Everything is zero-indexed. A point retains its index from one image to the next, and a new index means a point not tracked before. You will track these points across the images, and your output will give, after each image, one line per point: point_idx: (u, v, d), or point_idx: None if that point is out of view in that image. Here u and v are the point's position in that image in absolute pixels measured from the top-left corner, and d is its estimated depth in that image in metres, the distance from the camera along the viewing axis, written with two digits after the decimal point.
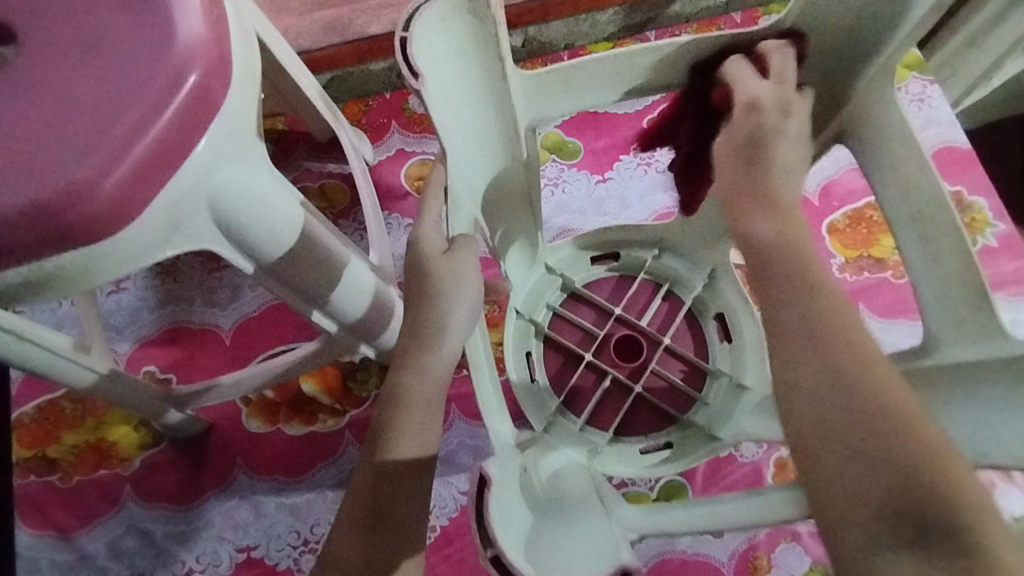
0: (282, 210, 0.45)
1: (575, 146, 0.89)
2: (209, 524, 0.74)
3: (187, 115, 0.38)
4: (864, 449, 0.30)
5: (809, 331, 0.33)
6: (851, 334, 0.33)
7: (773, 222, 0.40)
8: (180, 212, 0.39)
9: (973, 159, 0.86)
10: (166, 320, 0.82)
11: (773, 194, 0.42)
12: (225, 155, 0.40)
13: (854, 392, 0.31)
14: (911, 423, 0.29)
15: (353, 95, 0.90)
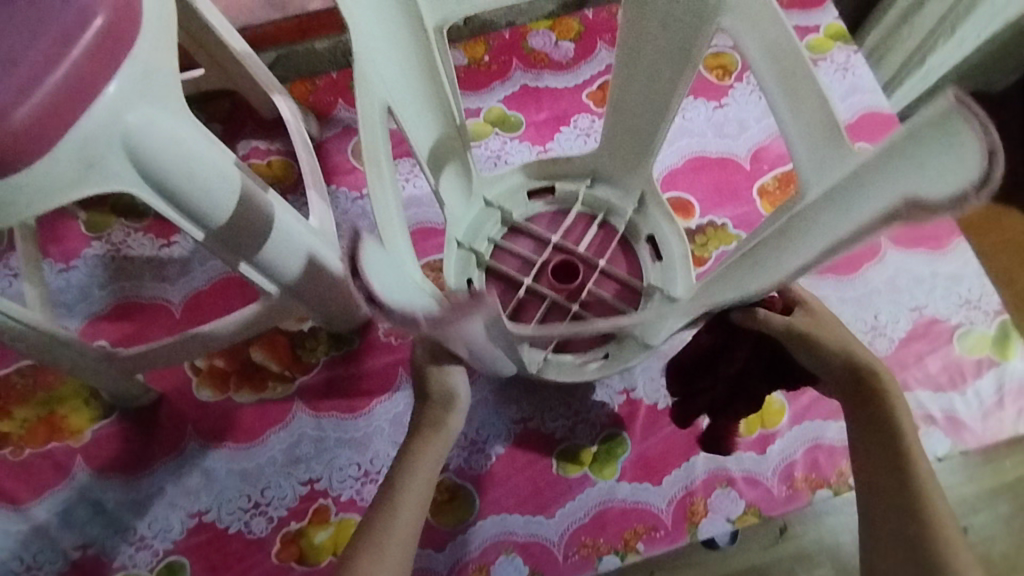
0: (198, 155, 0.49)
1: (517, 119, 0.92)
2: (160, 491, 0.75)
3: (94, 52, 0.43)
4: (891, 505, 0.54)
5: (867, 410, 0.59)
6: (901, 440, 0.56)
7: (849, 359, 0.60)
8: (94, 148, 0.44)
9: (895, 124, 0.90)
10: (116, 295, 0.83)
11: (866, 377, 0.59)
12: (136, 96, 0.45)
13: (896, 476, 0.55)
14: (915, 503, 0.53)
15: (300, 76, 0.92)
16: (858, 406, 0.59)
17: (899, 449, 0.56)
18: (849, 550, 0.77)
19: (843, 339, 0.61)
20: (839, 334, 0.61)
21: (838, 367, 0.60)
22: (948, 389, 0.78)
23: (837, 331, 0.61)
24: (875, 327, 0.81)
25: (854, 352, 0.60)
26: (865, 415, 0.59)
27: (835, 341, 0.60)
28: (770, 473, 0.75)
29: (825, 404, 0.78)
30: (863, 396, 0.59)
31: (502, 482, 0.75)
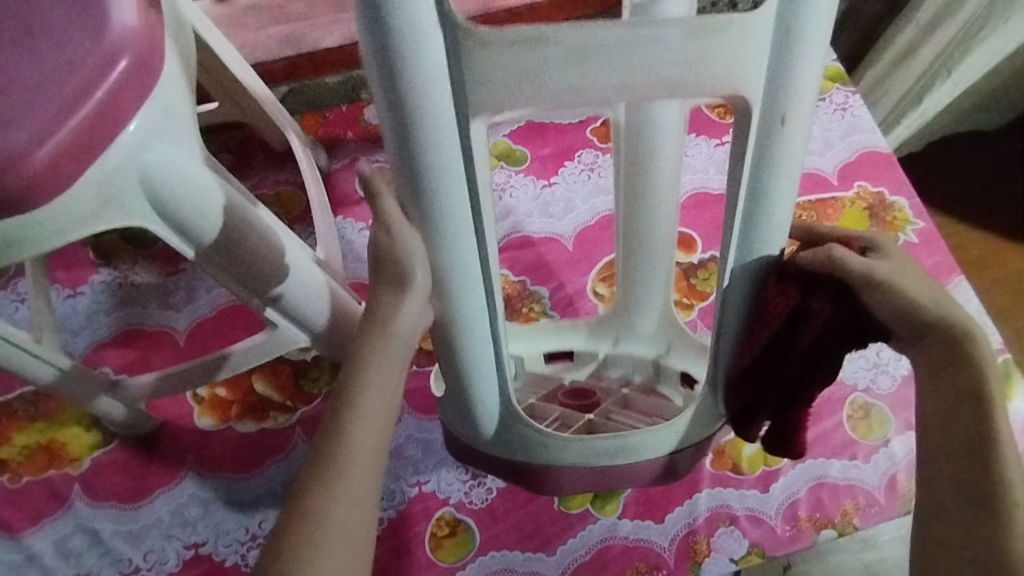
0: (211, 190, 0.50)
1: (522, 154, 0.94)
2: (157, 522, 0.74)
3: (116, 92, 0.45)
4: (972, 501, 0.50)
5: (954, 376, 0.53)
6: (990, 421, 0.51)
7: (939, 307, 0.54)
8: (113, 183, 0.46)
9: (893, 163, 0.91)
10: (121, 322, 0.83)
11: (960, 334, 0.53)
12: (155, 133, 0.47)
13: (978, 466, 0.50)
14: (999, 498, 0.49)
15: (310, 109, 0.95)
16: (949, 364, 0.53)
17: (983, 418, 0.51)
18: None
19: (931, 291, 0.55)
20: (925, 286, 0.55)
21: (928, 327, 0.53)
22: None
23: (922, 282, 0.55)
24: (877, 364, 0.81)
25: (943, 306, 0.54)
26: (954, 382, 0.52)
27: (924, 297, 0.54)
28: (773, 512, 0.74)
29: (828, 442, 0.77)
30: (952, 355, 0.53)
31: (502, 518, 0.74)
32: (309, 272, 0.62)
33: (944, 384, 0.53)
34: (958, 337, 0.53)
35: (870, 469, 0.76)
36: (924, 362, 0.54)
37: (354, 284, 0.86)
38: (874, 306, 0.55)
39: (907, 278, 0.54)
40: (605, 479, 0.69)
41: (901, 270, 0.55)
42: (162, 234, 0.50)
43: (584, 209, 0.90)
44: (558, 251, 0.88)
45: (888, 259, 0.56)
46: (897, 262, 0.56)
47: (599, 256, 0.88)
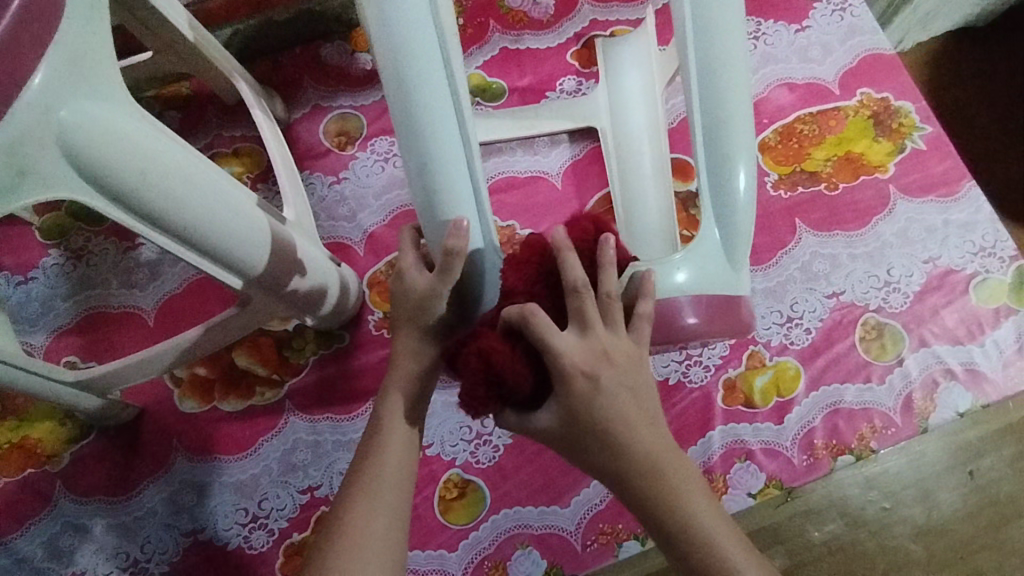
0: (149, 148, 0.44)
1: (499, 86, 0.86)
2: (150, 511, 0.71)
3: (12, 39, 0.38)
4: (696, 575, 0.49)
5: (619, 470, 0.48)
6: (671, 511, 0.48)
7: (580, 361, 0.47)
8: (24, 150, 0.40)
9: (897, 65, 0.85)
10: (82, 307, 0.77)
11: (614, 442, 0.48)
12: (66, 85, 0.40)
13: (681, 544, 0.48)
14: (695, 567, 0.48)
15: (261, 51, 0.86)
16: (640, 516, 0.49)
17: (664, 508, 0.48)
18: (854, 502, 0.74)
19: (649, 429, 0.49)
20: (639, 421, 0.49)
21: (612, 459, 0.48)
22: (967, 342, 0.75)
23: (636, 401, 0.49)
24: (888, 282, 0.77)
25: (645, 449, 0.48)
26: (630, 464, 0.48)
27: (603, 431, 0.48)
28: (789, 443, 0.73)
29: (842, 365, 0.75)
30: (646, 511, 0.48)
31: (511, 475, 0.72)
32: (265, 228, 0.55)
33: (621, 470, 0.48)
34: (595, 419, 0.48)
35: (885, 391, 0.74)
36: (598, 452, 0.48)
37: (332, 244, 0.79)
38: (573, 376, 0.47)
39: (574, 346, 0.47)
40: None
41: (565, 388, 0.47)
42: (91, 202, 0.44)
43: (571, 141, 0.84)
44: (546, 191, 0.82)
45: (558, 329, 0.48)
46: (579, 343, 0.48)
47: (591, 192, 0.82)
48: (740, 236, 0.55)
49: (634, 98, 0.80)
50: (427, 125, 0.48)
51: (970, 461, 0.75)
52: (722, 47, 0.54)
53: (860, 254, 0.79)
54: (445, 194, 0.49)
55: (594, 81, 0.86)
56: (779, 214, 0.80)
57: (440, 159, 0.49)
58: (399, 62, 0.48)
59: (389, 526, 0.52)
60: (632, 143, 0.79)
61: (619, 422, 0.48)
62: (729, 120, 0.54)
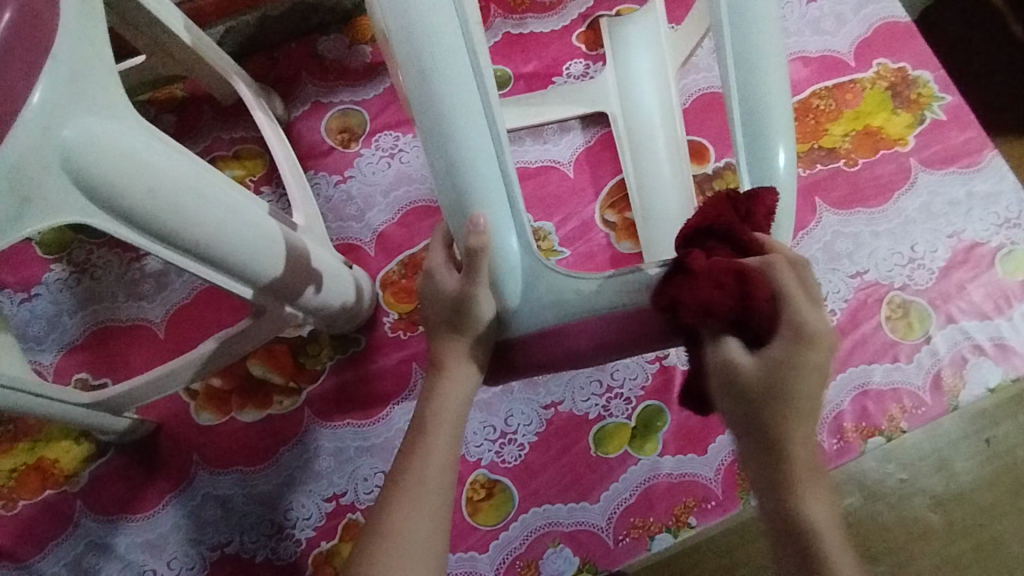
0: (156, 163, 0.42)
1: (504, 74, 0.84)
2: (174, 527, 0.69)
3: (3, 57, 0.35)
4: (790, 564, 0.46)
5: (761, 440, 0.44)
6: (808, 491, 0.45)
7: (818, 324, 0.41)
8: (27, 176, 0.37)
9: (914, 33, 0.82)
10: (90, 322, 0.75)
11: (783, 415, 0.43)
12: (66, 102, 0.38)
13: (779, 519, 0.46)
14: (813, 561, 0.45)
15: (256, 48, 0.83)
16: (760, 483, 0.46)
17: (779, 486, 0.45)
18: (872, 475, 0.73)
19: (809, 424, 0.44)
20: (805, 417, 0.43)
21: (771, 432, 0.44)
22: (994, 316, 0.74)
23: (819, 391, 0.43)
24: (913, 258, 0.76)
25: (798, 436, 0.44)
26: (795, 436, 0.44)
27: (807, 403, 0.43)
28: (818, 428, 0.72)
29: (869, 346, 0.73)
30: (772, 481, 0.45)
31: (538, 472, 0.70)
32: (278, 233, 0.53)
33: (776, 437, 0.44)
34: (795, 393, 0.42)
35: (913, 370, 0.73)
36: (760, 421, 0.43)
37: (342, 245, 0.77)
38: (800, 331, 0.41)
39: (820, 323, 0.41)
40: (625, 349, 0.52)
41: (794, 353, 0.41)
42: (99, 225, 0.41)
43: (581, 127, 0.81)
44: (558, 180, 0.80)
45: (807, 296, 0.42)
46: (821, 321, 0.42)
47: (604, 179, 0.79)
48: (777, 219, 0.52)
49: (645, 80, 0.77)
50: (451, 121, 0.44)
51: (985, 429, 0.74)
52: (750, 22, 0.51)
53: (883, 231, 0.77)
54: (476, 196, 0.45)
55: (602, 63, 0.83)
56: (798, 194, 0.78)
57: (468, 156, 0.45)
58: (421, 56, 0.44)
59: (429, 535, 0.50)
60: (646, 126, 0.76)
61: (796, 399, 0.42)
62: (761, 100, 0.52)
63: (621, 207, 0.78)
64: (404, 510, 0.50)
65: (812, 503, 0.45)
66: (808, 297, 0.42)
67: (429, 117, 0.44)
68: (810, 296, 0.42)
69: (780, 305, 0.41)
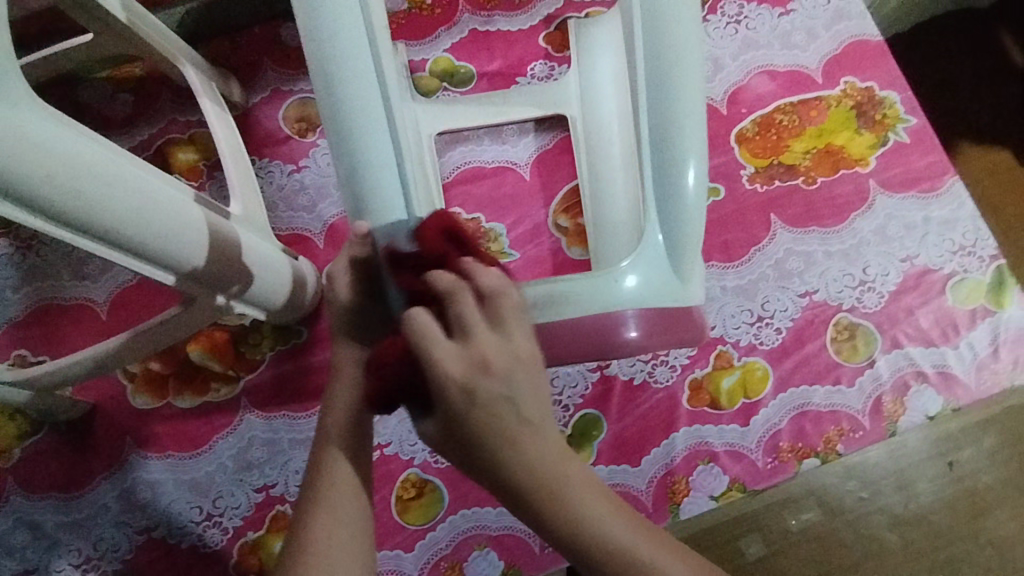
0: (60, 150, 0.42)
1: (467, 70, 0.83)
2: (102, 509, 0.69)
3: None
4: None
5: (495, 482, 0.41)
6: (574, 518, 0.41)
7: (463, 350, 0.40)
8: None
9: (884, 52, 0.81)
10: (32, 299, 0.74)
11: (510, 438, 0.40)
12: None
13: (574, 553, 0.42)
14: None
15: (217, 31, 0.82)
16: (535, 529, 0.43)
17: (543, 523, 0.41)
18: (833, 489, 0.73)
19: (549, 445, 0.41)
20: (547, 450, 0.41)
21: (492, 467, 0.41)
22: (940, 344, 0.73)
23: (538, 409, 0.41)
24: (863, 281, 0.75)
25: (528, 457, 0.40)
26: (532, 462, 0.40)
27: (491, 438, 0.40)
28: (754, 445, 0.71)
29: (812, 366, 0.73)
30: (540, 526, 0.42)
31: (470, 475, 0.70)
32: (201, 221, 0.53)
33: (502, 474, 0.41)
34: (479, 411, 0.40)
35: (854, 393, 0.72)
36: (484, 457, 0.41)
37: (291, 236, 0.77)
38: (435, 374, 0.40)
39: (471, 346, 0.40)
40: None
41: (470, 385, 0.39)
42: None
43: (542, 128, 0.81)
44: (514, 182, 0.79)
45: (460, 327, 0.40)
46: (478, 347, 0.40)
47: (560, 183, 0.79)
48: (684, 243, 0.54)
49: (606, 84, 0.76)
50: (355, 126, 0.49)
51: (950, 452, 0.74)
52: (669, 46, 0.54)
53: (836, 252, 0.76)
54: (374, 194, 0.50)
55: (567, 66, 0.82)
56: (754, 209, 0.78)
57: (370, 160, 0.50)
58: (335, 71, 0.49)
59: (353, 537, 0.49)
60: (603, 131, 0.75)
61: (489, 425, 0.40)
62: (673, 122, 0.53)
63: (575, 212, 0.78)
64: (319, 518, 0.49)
65: (600, 526, 0.42)
66: (489, 321, 0.40)
67: (337, 127, 0.50)
68: (472, 323, 0.40)
69: (421, 362, 0.41)
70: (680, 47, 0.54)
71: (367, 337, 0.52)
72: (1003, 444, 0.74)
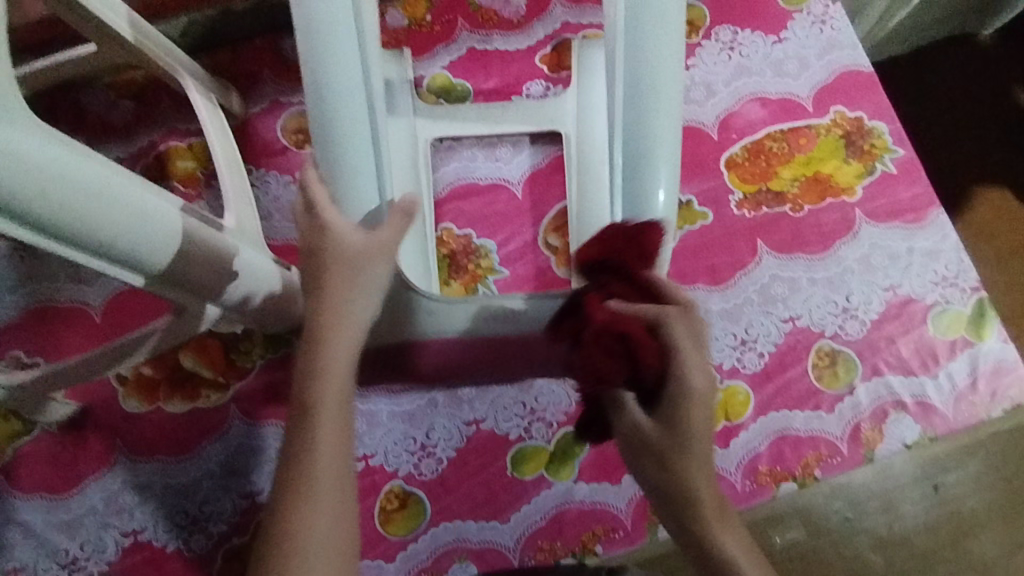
0: (26, 155, 0.41)
1: (463, 88, 0.84)
2: (90, 511, 0.71)
3: None
4: None
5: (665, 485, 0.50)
6: (720, 532, 0.50)
7: (698, 363, 0.49)
8: None
9: (875, 83, 0.83)
10: (28, 300, 0.76)
11: (682, 451, 0.49)
12: None
13: (700, 563, 0.50)
14: None
15: (218, 41, 0.83)
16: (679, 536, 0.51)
17: (695, 528, 0.50)
18: (819, 509, 0.74)
19: (707, 463, 0.50)
20: (705, 462, 0.50)
21: (673, 477, 0.50)
22: (920, 374, 0.74)
23: (709, 430, 0.50)
24: (846, 309, 0.76)
25: (699, 473, 0.49)
26: (695, 475, 0.49)
27: (662, 452, 0.50)
28: (733, 468, 0.72)
29: (792, 392, 0.74)
30: (689, 534, 0.50)
31: (453, 488, 0.71)
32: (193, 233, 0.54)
33: (689, 472, 0.49)
34: (679, 424, 0.49)
35: (833, 420, 0.73)
36: (672, 463, 0.50)
37: (284, 246, 0.78)
38: (685, 372, 0.49)
39: (699, 361, 0.49)
40: (489, 366, 0.68)
41: (676, 402, 0.49)
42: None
43: (535, 147, 0.82)
44: (506, 199, 0.80)
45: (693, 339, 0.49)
46: (704, 364, 0.49)
47: (551, 202, 0.80)
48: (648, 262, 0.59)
49: (600, 106, 0.78)
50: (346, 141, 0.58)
51: (937, 475, 0.74)
52: (649, 79, 0.58)
53: (820, 279, 0.77)
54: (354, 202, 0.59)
55: (562, 86, 0.83)
56: (741, 234, 0.79)
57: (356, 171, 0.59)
58: (328, 94, 0.57)
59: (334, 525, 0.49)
60: (594, 154, 0.77)
61: (696, 433, 0.49)
62: (651, 149, 0.58)
63: (565, 231, 0.79)
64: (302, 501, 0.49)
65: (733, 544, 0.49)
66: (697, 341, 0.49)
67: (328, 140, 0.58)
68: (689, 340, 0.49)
69: (665, 355, 0.49)
70: (656, 79, 0.58)
71: (341, 312, 0.53)
72: (987, 468, 0.75)
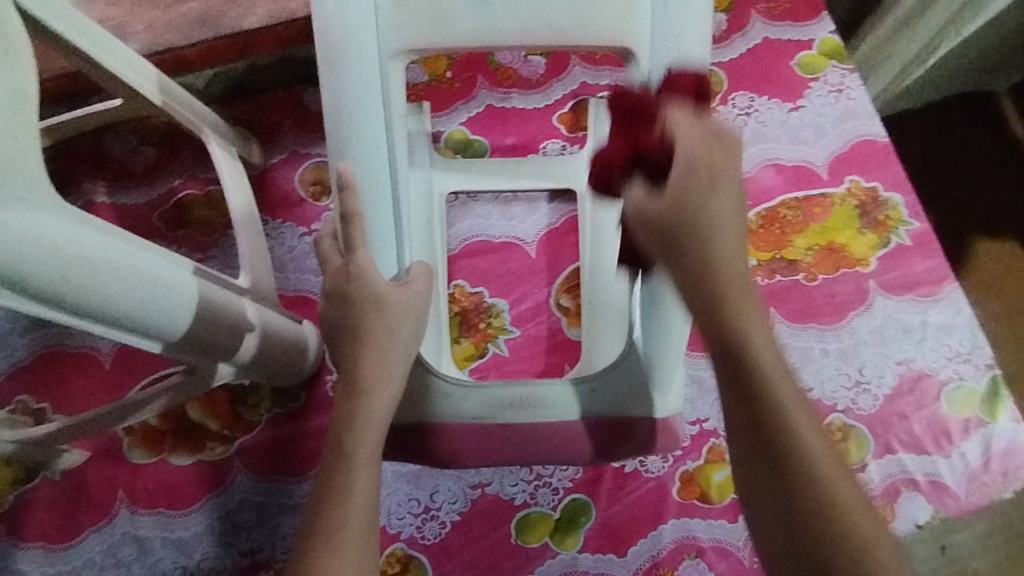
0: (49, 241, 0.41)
1: (480, 144, 0.85)
2: (89, 563, 0.70)
3: None
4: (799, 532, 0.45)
5: (719, 347, 0.48)
6: (782, 420, 0.46)
7: (727, 212, 0.47)
8: None
9: (890, 154, 0.83)
10: (39, 345, 0.76)
11: (724, 310, 0.48)
12: None
13: (769, 468, 0.46)
14: (834, 515, 0.43)
15: (241, 92, 0.84)
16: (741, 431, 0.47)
17: (761, 422, 0.46)
18: None
19: (751, 315, 0.48)
20: (750, 316, 0.48)
21: (723, 340, 0.48)
22: (932, 452, 0.73)
23: (742, 281, 0.48)
24: (859, 381, 0.76)
25: (753, 341, 0.47)
26: (745, 338, 0.47)
27: (718, 312, 0.48)
28: (741, 543, 0.71)
29: None
30: (750, 420, 0.47)
31: (455, 554, 0.70)
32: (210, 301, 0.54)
33: (742, 349, 0.47)
34: (717, 279, 0.48)
35: None
36: (721, 338, 0.48)
37: (296, 298, 0.78)
38: (707, 213, 0.47)
39: (725, 206, 0.47)
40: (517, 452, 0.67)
41: (702, 241, 0.47)
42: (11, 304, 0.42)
43: (550, 206, 0.82)
44: (519, 258, 0.81)
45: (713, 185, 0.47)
46: (732, 211, 0.48)
47: (564, 262, 0.80)
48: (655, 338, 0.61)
49: None
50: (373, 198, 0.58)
51: (942, 535, 0.72)
52: None
53: (833, 350, 0.77)
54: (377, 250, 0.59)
55: (579, 146, 0.84)
56: None
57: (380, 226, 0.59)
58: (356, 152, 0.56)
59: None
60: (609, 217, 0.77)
61: (738, 300, 0.48)
62: None
63: (577, 292, 0.79)
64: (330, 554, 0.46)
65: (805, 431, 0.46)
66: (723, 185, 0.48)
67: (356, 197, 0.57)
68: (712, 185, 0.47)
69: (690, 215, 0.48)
70: None
71: (365, 387, 0.51)
72: (1001, 545, 0.73)
